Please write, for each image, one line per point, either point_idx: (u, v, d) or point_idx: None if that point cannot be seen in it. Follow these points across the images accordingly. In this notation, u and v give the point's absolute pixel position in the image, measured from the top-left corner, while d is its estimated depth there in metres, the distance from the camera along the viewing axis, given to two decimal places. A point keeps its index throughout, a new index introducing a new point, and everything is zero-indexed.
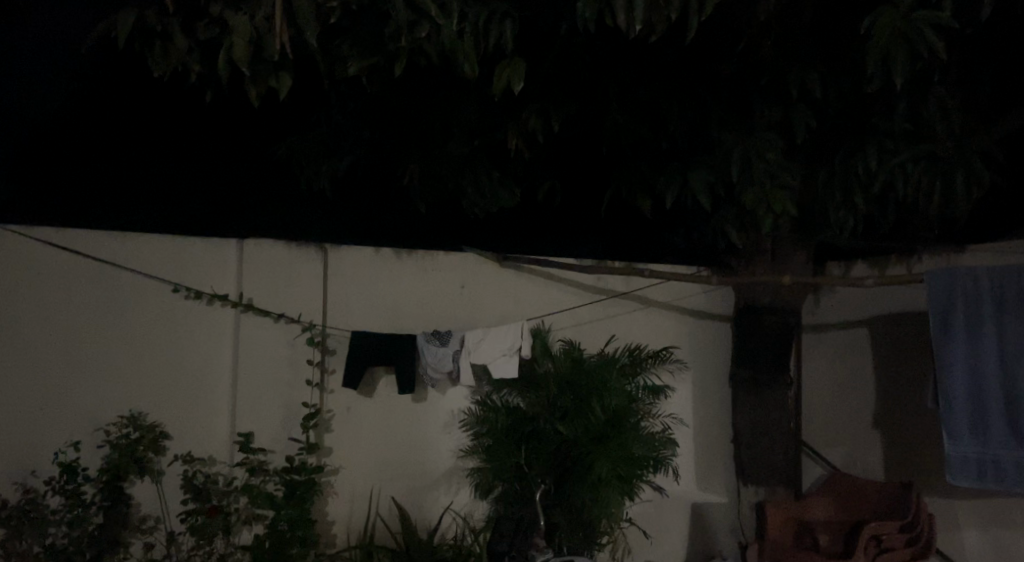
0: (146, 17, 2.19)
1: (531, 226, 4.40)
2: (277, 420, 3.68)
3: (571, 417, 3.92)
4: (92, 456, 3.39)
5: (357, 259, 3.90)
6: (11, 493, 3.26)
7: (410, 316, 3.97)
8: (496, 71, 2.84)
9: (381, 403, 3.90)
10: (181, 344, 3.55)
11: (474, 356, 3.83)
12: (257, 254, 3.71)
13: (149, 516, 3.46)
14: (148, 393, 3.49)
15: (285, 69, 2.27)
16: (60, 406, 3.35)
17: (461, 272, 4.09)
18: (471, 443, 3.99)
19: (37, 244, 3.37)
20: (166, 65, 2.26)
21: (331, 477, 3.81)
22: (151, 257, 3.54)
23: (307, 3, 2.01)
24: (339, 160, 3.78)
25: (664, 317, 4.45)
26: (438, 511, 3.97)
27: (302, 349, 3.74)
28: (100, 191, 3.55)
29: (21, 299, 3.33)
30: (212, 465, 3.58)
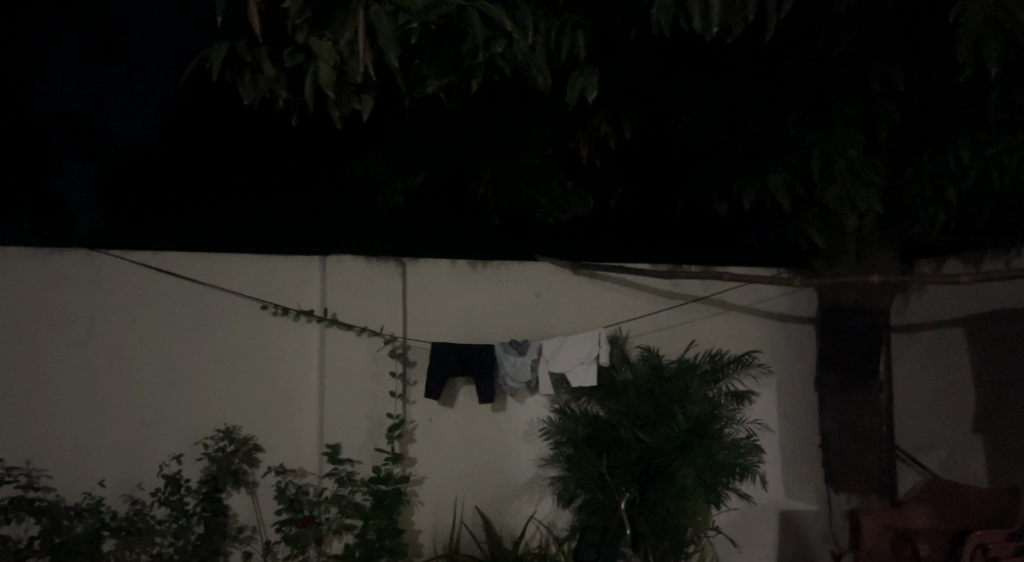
0: (237, 49, 2.29)
1: (601, 232, 4.40)
2: (363, 431, 3.76)
3: (653, 424, 3.87)
4: (193, 468, 3.54)
5: (434, 271, 3.93)
6: (120, 504, 3.44)
7: (488, 327, 4.00)
8: (568, 81, 2.78)
9: (463, 414, 3.94)
10: (271, 359, 3.68)
11: (552, 365, 3.87)
12: (339, 270, 3.77)
13: (246, 526, 3.59)
14: (242, 408, 3.62)
15: (367, 91, 2.34)
16: (161, 421, 3.52)
17: (536, 281, 4.09)
18: (552, 451, 3.99)
19: (137, 267, 3.52)
20: (256, 94, 2.37)
21: (417, 487, 3.88)
22: (240, 276, 3.66)
23: (389, 27, 2.06)
24: (413, 176, 3.86)
25: (744, 321, 4.36)
26: (522, 520, 4.00)
27: (385, 361, 3.81)
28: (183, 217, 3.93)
29: (125, 319, 3.50)
30: (303, 476, 3.70)
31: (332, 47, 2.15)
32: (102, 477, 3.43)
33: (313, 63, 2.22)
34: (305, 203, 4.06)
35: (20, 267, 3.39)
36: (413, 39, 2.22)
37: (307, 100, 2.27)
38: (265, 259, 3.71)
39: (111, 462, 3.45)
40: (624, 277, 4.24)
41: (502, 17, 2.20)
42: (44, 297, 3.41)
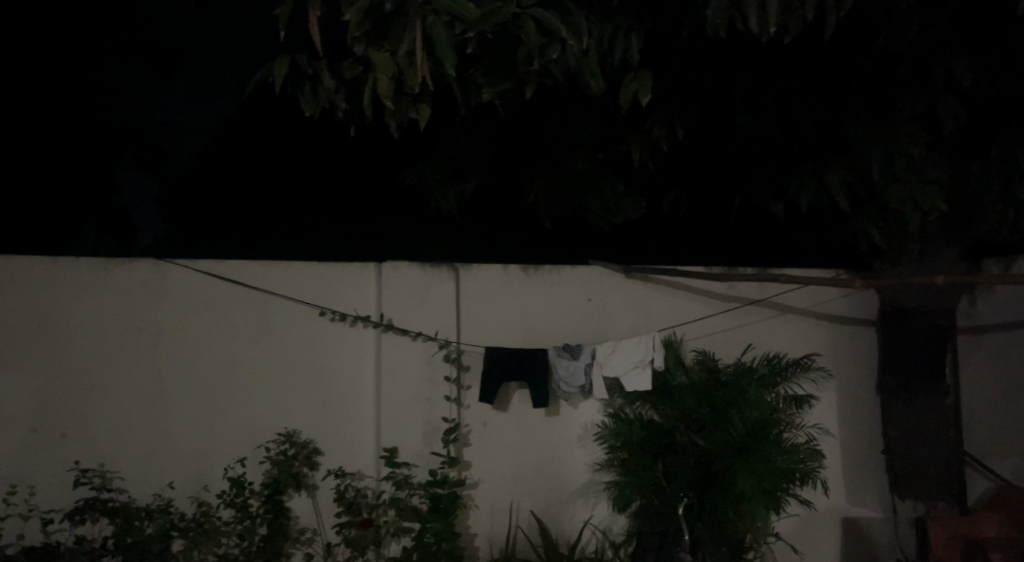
0: (298, 62, 2.34)
1: (657, 237, 4.34)
2: (420, 435, 3.80)
3: (707, 429, 3.86)
4: (256, 471, 3.63)
5: (487, 276, 3.97)
6: (188, 505, 3.55)
7: (542, 331, 4.02)
8: (622, 83, 2.77)
9: (518, 417, 3.96)
10: (330, 364, 3.75)
11: (606, 369, 3.86)
12: (394, 277, 3.83)
13: (307, 528, 3.67)
14: (302, 412, 3.70)
15: (423, 100, 2.38)
16: (226, 424, 3.61)
17: (588, 285, 4.09)
18: (607, 455, 3.98)
19: (200, 275, 3.62)
20: (315, 105, 2.42)
21: (473, 490, 3.90)
22: (299, 283, 3.74)
23: (446, 37, 2.08)
24: (466, 181, 3.89)
25: (803, 323, 4.27)
26: (577, 526, 4.00)
27: (440, 366, 3.84)
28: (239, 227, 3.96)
29: (189, 326, 3.60)
30: (361, 479, 3.76)
31: (389, 57, 2.18)
32: (171, 479, 3.54)
33: (372, 74, 2.26)
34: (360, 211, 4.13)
35: (92, 277, 3.49)
36: (469, 48, 2.25)
37: (365, 111, 2.33)
38: (323, 265, 3.78)
39: (178, 465, 3.55)
40: (678, 280, 4.21)
41: (557, 23, 2.20)
42: (112, 306, 3.52)
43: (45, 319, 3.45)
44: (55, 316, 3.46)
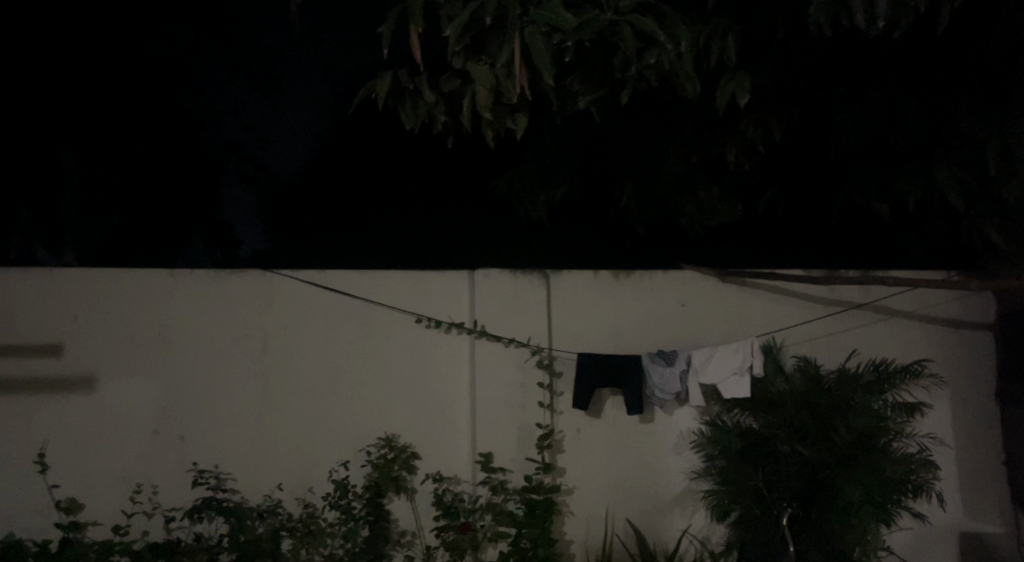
0: (399, 78, 2.43)
1: (750, 240, 4.26)
2: (515, 441, 3.82)
3: (812, 437, 3.73)
4: (358, 473, 3.73)
5: (579, 283, 3.97)
6: (295, 507, 3.67)
7: (634, 338, 3.98)
8: (719, 84, 2.71)
9: (612, 424, 3.93)
10: (427, 371, 3.83)
11: (703, 376, 3.80)
12: (486, 284, 3.87)
13: (406, 531, 3.74)
14: (400, 418, 3.79)
15: (520, 110, 2.42)
16: (330, 428, 3.73)
17: (680, 290, 4.04)
18: (705, 464, 3.91)
19: (304, 286, 3.76)
20: (416, 119, 2.51)
21: (568, 497, 3.89)
22: (395, 291, 3.83)
23: (543, 48, 2.10)
24: (554, 189, 3.89)
25: (911, 327, 4.09)
26: (676, 534, 3.95)
27: (533, 372, 3.87)
28: (335, 238, 4.13)
29: (294, 334, 3.74)
30: (457, 484, 3.82)
31: (488, 71, 2.24)
32: (279, 481, 3.67)
33: (471, 86, 2.33)
34: (452, 219, 4.20)
35: (206, 289, 3.66)
36: (568, 56, 2.27)
37: (464, 122, 2.39)
38: (418, 275, 3.87)
39: (284, 469, 3.68)
40: (776, 284, 4.11)
41: (654, 27, 2.19)
42: (224, 314, 3.68)
43: (164, 326, 3.62)
44: (173, 324, 3.63)
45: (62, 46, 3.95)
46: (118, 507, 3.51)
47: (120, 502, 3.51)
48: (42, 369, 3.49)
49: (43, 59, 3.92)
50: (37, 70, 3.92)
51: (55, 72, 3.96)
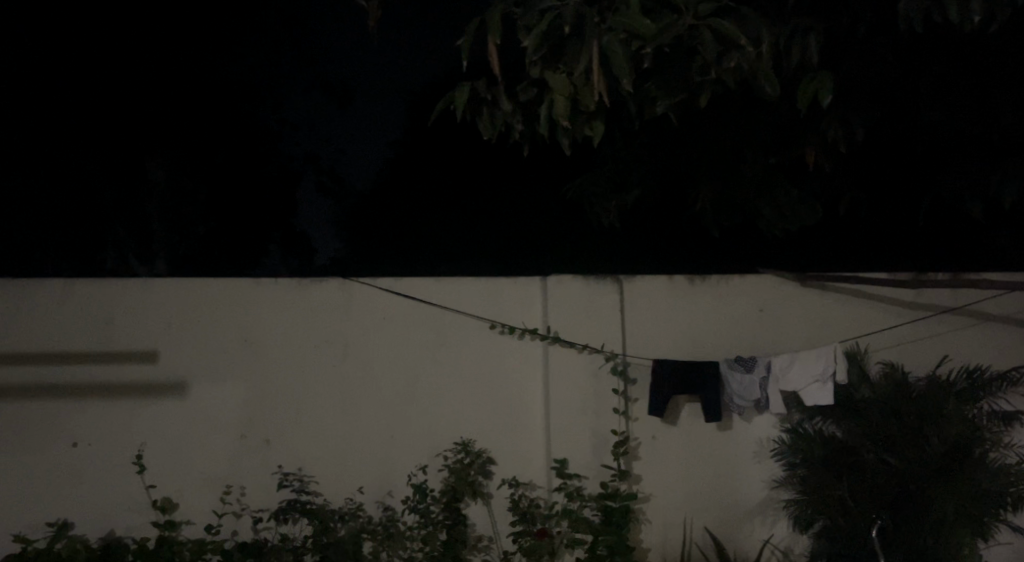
0: (477, 88, 2.48)
1: (832, 242, 4.20)
2: (589, 448, 3.80)
3: (900, 447, 3.62)
4: (435, 478, 3.78)
5: (651, 288, 3.92)
6: (375, 510, 3.74)
7: (710, 344, 3.93)
8: (800, 85, 2.63)
9: (689, 432, 3.88)
10: (502, 376, 3.86)
11: (782, 383, 3.74)
12: (561, 288, 3.85)
13: (483, 535, 3.78)
14: (475, 423, 3.82)
15: (597, 118, 2.42)
16: (408, 432, 3.78)
17: (758, 296, 3.96)
18: (786, 473, 3.82)
19: (382, 293, 3.81)
20: (493, 129, 2.55)
21: (644, 505, 3.84)
22: (469, 299, 3.86)
23: (623, 56, 2.11)
24: (627, 195, 3.90)
25: (1003, 332, 4.00)
26: (756, 545, 3.88)
27: (607, 379, 3.84)
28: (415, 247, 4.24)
29: (373, 339, 3.80)
30: (533, 489, 3.84)
31: (566, 79, 2.25)
32: (360, 484, 3.74)
33: (549, 95, 2.35)
34: (525, 226, 4.24)
35: (289, 297, 3.75)
36: (646, 62, 2.27)
37: (541, 131, 2.40)
38: (490, 282, 3.88)
39: (363, 473, 3.75)
40: (860, 288, 4.00)
41: (736, 33, 2.16)
42: (306, 320, 3.76)
43: (250, 333, 3.71)
44: (257, 330, 3.72)
45: (153, 65, 4.12)
46: (208, 508, 3.62)
47: (211, 502, 3.62)
48: (138, 374, 3.61)
49: (135, 77, 4.09)
50: (129, 88, 4.09)
51: (146, 88, 4.09)
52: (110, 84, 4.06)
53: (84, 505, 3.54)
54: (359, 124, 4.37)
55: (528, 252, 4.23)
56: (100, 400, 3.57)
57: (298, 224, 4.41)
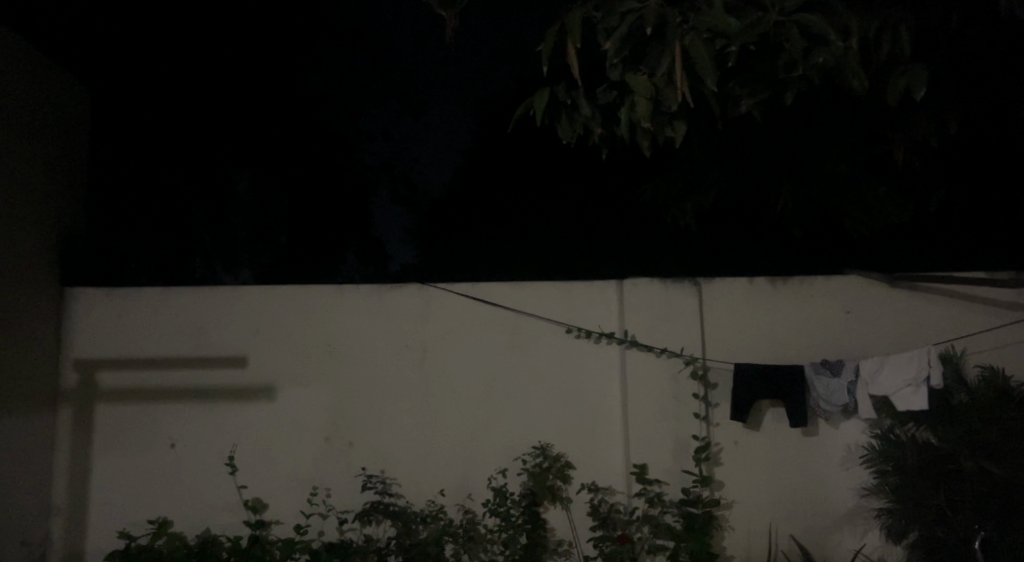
0: (557, 92, 2.50)
1: (921, 241, 4.05)
2: (669, 453, 3.75)
3: (1002, 455, 3.41)
4: (514, 481, 3.79)
5: (731, 291, 3.86)
6: (455, 513, 3.77)
7: (792, 347, 3.84)
8: (891, 80, 2.54)
9: (772, 437, 3.79)
10: (578, 380, 3.85)
11: (872, 387, 3.60)
12: (637, 294, 3.84)
13: (563, 540, 3.77)
14: (554, 427, 3.82)
15: (679, 118, 2.40)
16: (486, 435, 3.81)
17: (845, 297, 3.87)
18: (877, 481, 3.69)
19: (460, 298, 3.86)
20: (572, 132, 2.55)
21: (726, 511, 3.76)
22: (546, 301, 3.87)
23: (706, 55, 2.09)
24: (703, 196, 3.80)
25: None
26: (846, 555, 3.76)
27: (686, 383, 3.79)
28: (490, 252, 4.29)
29: (451, 343, 3.84)
30: (612, 494, 3.81)
31: (647, 79, 2.24)
32: (442, 487, 3.78)
33: (629, 96, 2.34)
34: (600, 229, 4.22)
35: (370, 303, 3.84)
36: (731, 61, 2.27)
37: (622, 133, 2.40)
38: (566, 285, 3.89)
39: (443, 476, 3.78)
40: (953, 288, 3.87)
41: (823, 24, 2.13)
42: (386, 326, 3.84)
43: (333, 338, 3.81)
44: (341, 335, 3.82)
45: (237, 80, 4.27)
46: (297, 508, 3.73)
47: (299, 503, 3.73)
48: (229, 379, 3.75)
49: (220, 91, 4.24)
50: (214, 102, 4.23)
51: (232, 103, 4.24)
52: (199, 100, 4.21)
53: (180, 503, 3.69)
54: (433, 132, 4.44)
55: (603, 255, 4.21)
56: (194, 402, 3.73)
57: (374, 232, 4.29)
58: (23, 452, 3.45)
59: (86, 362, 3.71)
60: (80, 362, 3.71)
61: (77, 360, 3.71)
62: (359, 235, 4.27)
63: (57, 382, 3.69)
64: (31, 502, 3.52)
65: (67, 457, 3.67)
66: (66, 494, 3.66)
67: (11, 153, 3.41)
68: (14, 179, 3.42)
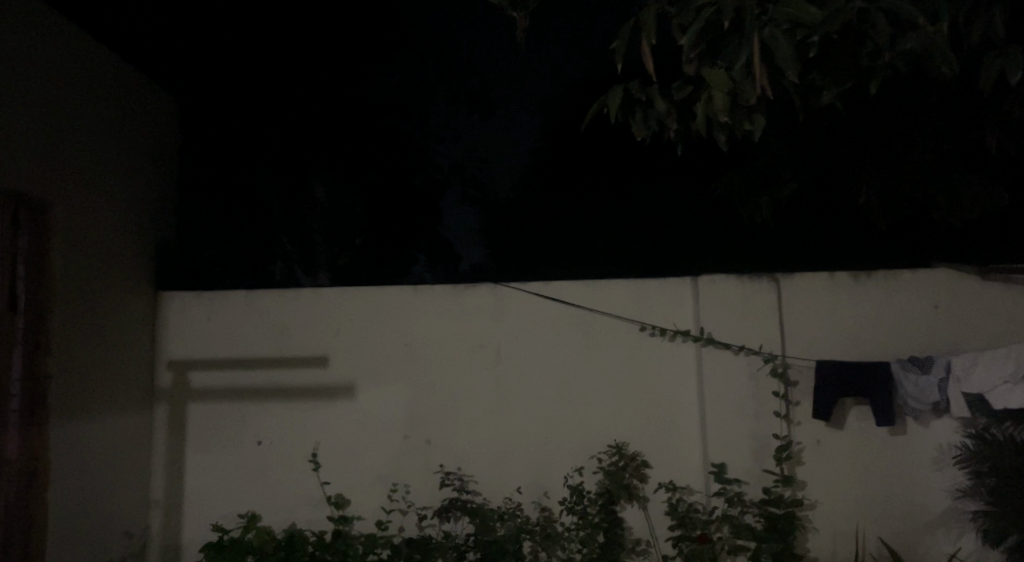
0: (631, 89, 2.49)
1: (1014, 231, 3.88)
2: (749, 451, 3.68)
3: None
4: (591, 480, 3.80)
5: (812, 286, 3.76)
6: (533, 510, 3.78)
7: (876, 343, 3.72)
8: (984, 65, 2.44)
9: (857, 437, 3.67)
10: (654, 378, 3.81)
11: (965, 385, 3.43)
12: (714, 290, 3.77)
13: (641, 539, 3.75)
14: (630, 426, 3.80)
15: (758, 112, 2.36)
16: (562, 433, 3.81)
17: (933, 291, 3.72)
18: (972, 482, 3.56)
19: (533, 297, 3.88)
20: (646, 128, 2.54)
21: (810, 512, 3.66)
22: (619, 300, 3.85)
23: (787, 47, 2.05)
24: (780, 189, 3.72)
25: None
26: (941, 559, 3.62)
27: (766, 381, 3.70)
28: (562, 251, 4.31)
29: (525, 342, 3.86)
30: (690, 494, 3.76)
31: (724, 73, 2.22)
32: (518, 484, 3.80)
33: (707, 91, 2.32)
34: (672, 227, 4.19)
35: (444, 303, 3.89)
36: (812, 52, 2.23)
37: (700, 127, 2.37)
38: (640, 283, 3.86)
39: (519, 474, 3.81)
40: None
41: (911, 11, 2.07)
42: (460, 325, 3.88)
43: (409, 338, 3.88)
44: (417, 335, 3.89)
45: (312, 87, 4.39)
46: (378, 504, 3.81)
47: (380, 499, 3.82)
48: (310, 378, 3.87)
49: (296, 99, 4.37)
50: (291, 110, 4.37)
51: (308, 110, 4.37)
52: (277, 109, 4.35)
53: (268, 499, 3.82)
54: (502, 132, 4.48)
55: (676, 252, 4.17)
56: (279, 401, 3.86)
57: (445, 235, 4.35)
58: (124, 447, 3.65)
59: (180, 363, 3.89)
60: (173, 364, 3.90)
61: (171, 360, 3.89)
62: (430, 237, 4.33)
63: (152, 381, 3.88)
64: (132, 494, 3.71)
65: (163, 452, 3.86)
66: (164, 488, 3.85)
67: (113, 163, 3.59)
68: (114, 188, 3.60)
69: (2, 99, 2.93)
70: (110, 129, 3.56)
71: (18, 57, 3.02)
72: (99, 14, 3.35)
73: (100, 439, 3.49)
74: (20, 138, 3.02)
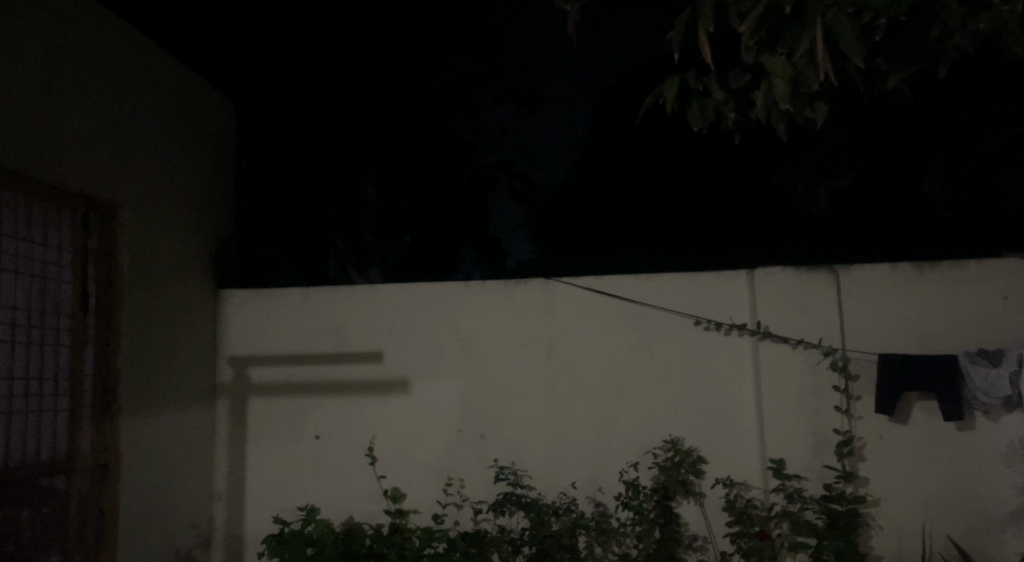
0: (688, 80, 2.45)
1: None
2: (808, 447, 3.60)
3: None
4: (646, 475, 3.74)
5: (872, 278, 3.66)
6: (588, 506, 3.76)
7: (941, 336, 3.60)
8: None
9: (922, 432, 3.57)
10: (709, 372, 3.75)
11: None
12: (770, 283, 3.70)
13: (698, 536, 3.69)
14: (684, 421, 3.75)
15: (820, 99, 2.31)
16: (616, 428, 3.79)
17: (1002, 281, 3.59)
18: None
19: (585, 291, 3.86)
20: (703, 119, 2.50)
21: (873, 509, 3.58)
22: (673, 293, 3.81)
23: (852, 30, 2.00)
24: (838, 179, 3.63)
25: None
26: (1012, 559, 3.49)
27: (825, 375, 3.62)
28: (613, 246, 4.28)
29: (577, 337, 3.85)
30: (749, 489, 3.68)
31: (785, 60, 2.17)
32: (573, 479, 3.79)
33: (766, 79, 2.27)
34: (726, 219, 4.12)
35: (496, 297, 3.90)
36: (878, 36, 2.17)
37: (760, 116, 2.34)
38: (693, 276, 3.81)
39: (574, 469, 3.79)
40: None
41: None
42: (512, 320, 3.89)
43: (462, 334, 3.90)
44: (470, 331, 3.90)
45: (362, 86, 4.45)
46: (433, 498, 3.84)
47: (435, 493, 3.84)
48: (364, 373, 3.91)
49: (348, 99, 4.43)
50: (342, 109, 4.43)
51: (359, 110, 4.43)
52: (328, 109, 4.41)
53: (326, 492, 3.89)
54: (551, 128, 4.47)
55: (731, 245, 4.11)
56: (335, 396, 3.91)
57: None
58: (189, 440, 3.75)
59: (240, 359, 3.99)
60: (233, 359, 4.00)
61: (231, 356, 3.99)
62: (479, 232, 4.34)
63: (214, 377, 3.98)
64: (197, 485, 3.82)
65: (225, 444, 3.96)
66: (226, 481, 3.94)
67: (177, 163, 3.70)
68: (178, 187, 3.70)
69: (72, 102, 3.04)
70: (172, 132, 3.65)
71: (86, 63, 3.12)
72: (161, 19, 3.45)
73: (167, 431, 3.59)
74: (89, 141, 3.12)
